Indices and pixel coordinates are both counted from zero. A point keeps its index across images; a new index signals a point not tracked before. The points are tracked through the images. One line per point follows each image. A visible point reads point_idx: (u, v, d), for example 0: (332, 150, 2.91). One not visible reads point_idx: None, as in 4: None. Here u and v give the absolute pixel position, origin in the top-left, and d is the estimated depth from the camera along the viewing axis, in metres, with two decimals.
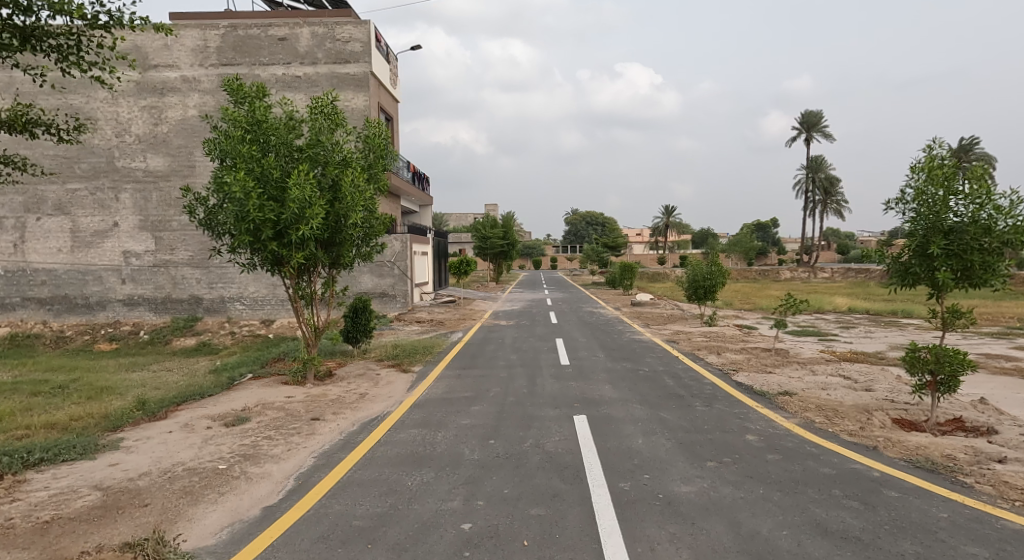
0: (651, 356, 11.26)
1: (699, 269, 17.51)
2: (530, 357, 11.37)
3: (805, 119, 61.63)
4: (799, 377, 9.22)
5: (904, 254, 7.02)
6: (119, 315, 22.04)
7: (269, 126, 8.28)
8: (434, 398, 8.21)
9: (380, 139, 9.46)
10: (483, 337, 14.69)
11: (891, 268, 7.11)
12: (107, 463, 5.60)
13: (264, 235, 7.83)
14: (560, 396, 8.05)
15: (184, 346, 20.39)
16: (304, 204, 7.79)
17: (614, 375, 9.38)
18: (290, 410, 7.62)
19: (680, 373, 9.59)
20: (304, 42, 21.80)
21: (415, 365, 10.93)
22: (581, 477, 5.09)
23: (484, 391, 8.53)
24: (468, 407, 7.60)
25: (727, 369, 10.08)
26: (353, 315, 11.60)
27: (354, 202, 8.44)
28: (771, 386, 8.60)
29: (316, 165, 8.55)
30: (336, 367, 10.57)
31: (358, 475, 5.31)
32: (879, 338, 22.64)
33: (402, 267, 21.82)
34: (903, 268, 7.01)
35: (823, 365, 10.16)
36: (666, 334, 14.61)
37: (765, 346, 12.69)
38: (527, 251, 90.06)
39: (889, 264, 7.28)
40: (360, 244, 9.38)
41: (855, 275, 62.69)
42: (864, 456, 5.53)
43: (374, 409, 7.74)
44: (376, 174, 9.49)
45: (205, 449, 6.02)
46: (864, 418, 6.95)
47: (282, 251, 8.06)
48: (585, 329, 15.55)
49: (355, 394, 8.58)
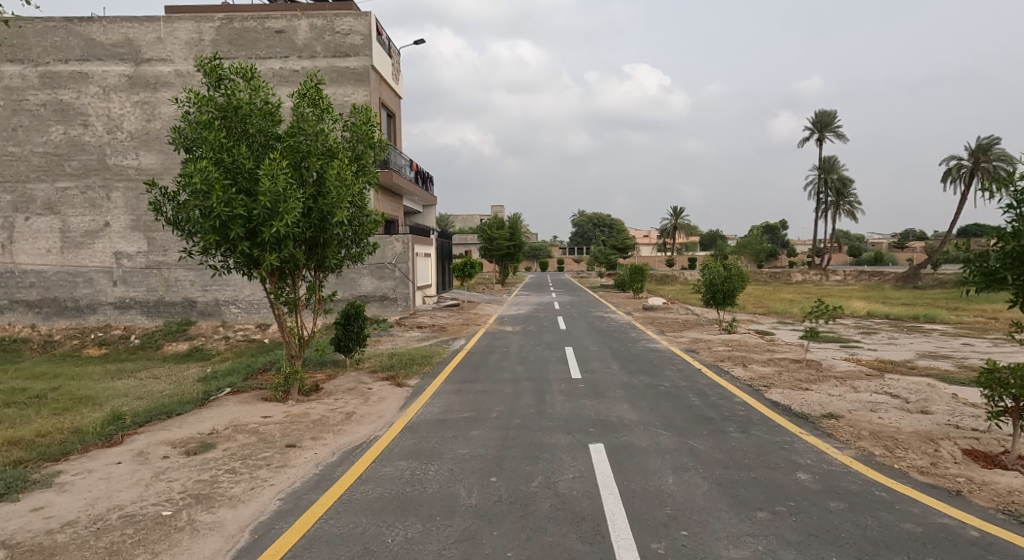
0: (671, 369, 10.23)
1: (715, 271, 16.43)
2: (538, 369, 10.39)
3: (818, 119, 60.43)
4: (842, 395, 8.19)
5: (995, 255, 6.05)
6: (110, 319, 21.18)
7: (246, 112, 7.45)
8: (429, 420, 7.24)
9: (371, 128, 8.52)
10: (487, 345, 13.69)
11: (976, 269, 6.14)
12: (29, 507, 4.66)
13: (234, 234, 6.94)
14: (572, 419, 7.04)
15: (175, 352, 19.56)
16: (278, 198, 6.92)
17: (632, 392, 8.38)
18: (264, 434, 6.67)
19: (705, 390, 8.55)
20: (303, 35, 20.93)
21: (412, 377, 9.97)
22: (603, 533, 4.13)
23: (485, 412, 7.54)
24: (467, 432, 6.63)
25: (759, 385, 9.04)
26: (345, 322, 10.67)
27: (339, 197, 7.51)
28: (812, 407, 7.56)
29: (298, 156, 7.65)
30: (324, 380, 9.61)
31: (330, 526, 4.36)
32: (905, 345, 21.47)
33: (403, 269, 20.90)
34: (990, 270, 6.06)
35: (864, 381, 9.11)
36: (684, 342, 13.59)
37: (794, 357, 11.64)
38: (534, 253, 88.84)
39: (970, 261, 6.25)
40: (349, 244, 8.42)
41: (868, 279, 61.33)
42: (950, 505, 4.51)
43: (360, 434, 6.77)
44: (366, 165, 8.50)
45: (153, 487, 5.06)
46: (931, 449, 5.92)
47: (255, 252, 7.15)
48: (596, 337, 14.52)
49: (340, 413, 7.61)
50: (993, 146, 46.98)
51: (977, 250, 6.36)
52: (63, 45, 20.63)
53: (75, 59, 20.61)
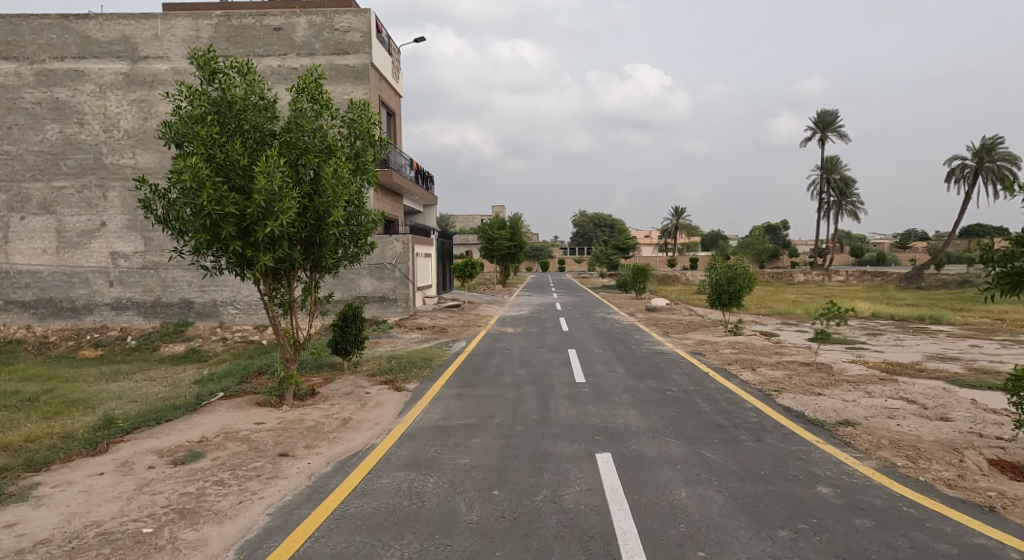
0: (677, 372, 9.94)
1: (721, 273, 16.15)
2: (540, 372, 10.11)
3: (819, 118, 60.09)
4: (857, 401, 7.89)
5: None
6: (106, 320, 20.90)
7: (241, 107, 7.16)
8: (427, 427, 6.96)
9: (371, 125, 8.22)
10: (488, 347, 13.40)
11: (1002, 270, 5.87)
12: (1, 524, 4.37)
13: (226, 233, 6.66)
14: (578, 426, 6.75)
15: (172, 353, 19.29)
16: (272, 197, 6.63)
17: (638, 397, 8.10)
18: (256, 442, 6.39)
19: (714, 395, 8.27)
20: (301, 32, 20.66)
21: (411, 381, 9.68)
22: (613, 554, 3.85)
23: (487, 419, 7.26)
24: (468, 441, 6.34)
25: (769, 389, 8.75)
26: (343, 324, 10.41)
27: (336, 196, 7.22)
28: (827, 413, 7.26)
29: (294, 153, 7.36)
30: (320, 384, 9.33)
31: (320, 546, 4.07)
32: (911, 346, 21.18)
33: (403, 270, 20.63)
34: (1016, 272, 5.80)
35: (878, 385, 8.83)
36: (690, 344, 13.30)
37: (804, 360, 11.35)
38: (535, 254, 88.43)
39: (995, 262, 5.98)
40: (346, 244, 8.13)
41: (871, 280, 61.01)
42: (983, 521, 4.23)
43: (357, 442, 6.48)
44: (365, 163, 8.20)
45: (135, 501, 4.77)
46: (957, 459, 5.64)
47: (247, 252, 6.87)
48: (599, 339, 14.24)
49: (336, 420, 7.32)
50: (997, 145, 46.61)
51: (1000, 251, 6.10)
52: (59, 43, 20.37)
53: (72, 57, 20.35)
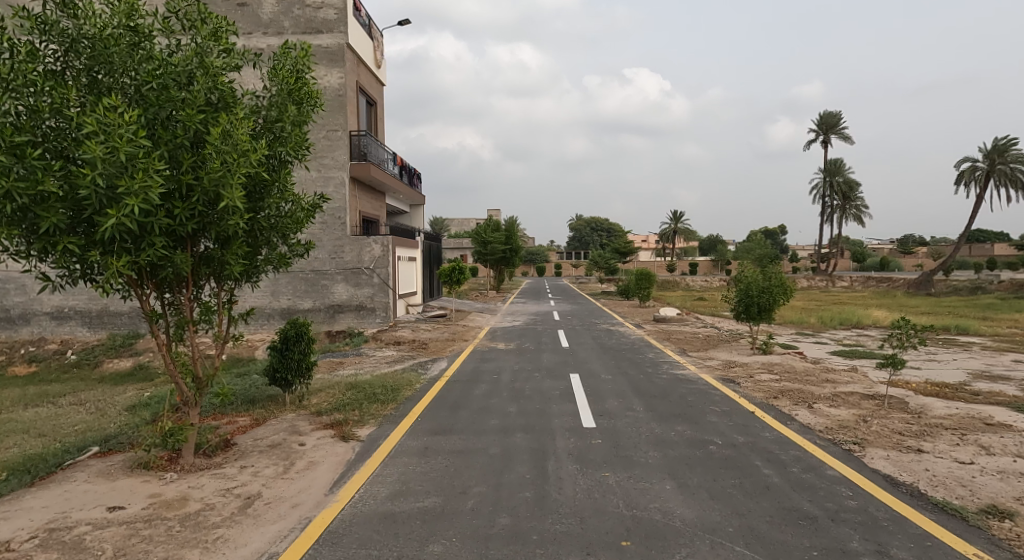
0: (715, 412, 7.64)
1: (753, 280, 13.81)
2: (537, 410, 7.83)
3: (822, 120, 58.19)
4: (981, 465, 5.59)
5: None
6: (46, 331, 18.47)
7: (98, 46, 5.00)
8: (364, 519, 4.63)
9: (297, 75, 5.95)
10: (472, 370, 11.00)
11: None
12: None
13: (52, 226, 4.49)
14: (593, 518, 4.47)
15: (115, 370, 16.80)
16: (121, 173, 4.51)
17: (672, 458, 5.81)
18: (87, 549, 4.09)
19: (777, 452, 5.97)
20: (268, 9, 18.34)
21: (366, 424, 7.35)
22: None
23: (456, 498, 4.95)
24: (420, 552, 4.04)
25: (848, 441, 6.41)
26: (282, 347, 8.11)
27: (231, 171, 4.97)
28: (956, 491, 4.96)
29: (171, 109, 5.12)
30: (241, 432, 7.00)
31: None
32: (949, 362, 18.88)
33: (382, 275, 18.31)
34: None
35: (991, 435, 6.57)
36: (716, 367, 11.04)
37: (866, 392, 9.03)
38: (530, 258, 85.78)
39: None
40: (266, 243, 5.91)
41: (876, 286, 58.92)
42: None
43: (250, 548, 4.16)
44: (285, 131, 5.82)
45: None
46: None
47: (91, 253, 4.70)
48: (607, 359, 11.94)
49: (237, 499, 5.00)
50: (1010, 147, 44.46)
51: None
52: None
53: None
